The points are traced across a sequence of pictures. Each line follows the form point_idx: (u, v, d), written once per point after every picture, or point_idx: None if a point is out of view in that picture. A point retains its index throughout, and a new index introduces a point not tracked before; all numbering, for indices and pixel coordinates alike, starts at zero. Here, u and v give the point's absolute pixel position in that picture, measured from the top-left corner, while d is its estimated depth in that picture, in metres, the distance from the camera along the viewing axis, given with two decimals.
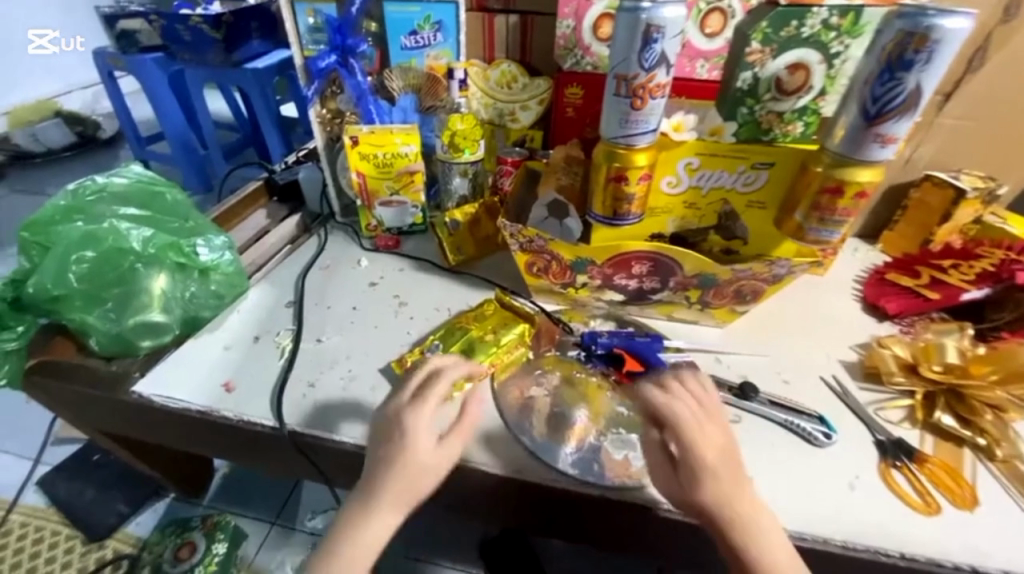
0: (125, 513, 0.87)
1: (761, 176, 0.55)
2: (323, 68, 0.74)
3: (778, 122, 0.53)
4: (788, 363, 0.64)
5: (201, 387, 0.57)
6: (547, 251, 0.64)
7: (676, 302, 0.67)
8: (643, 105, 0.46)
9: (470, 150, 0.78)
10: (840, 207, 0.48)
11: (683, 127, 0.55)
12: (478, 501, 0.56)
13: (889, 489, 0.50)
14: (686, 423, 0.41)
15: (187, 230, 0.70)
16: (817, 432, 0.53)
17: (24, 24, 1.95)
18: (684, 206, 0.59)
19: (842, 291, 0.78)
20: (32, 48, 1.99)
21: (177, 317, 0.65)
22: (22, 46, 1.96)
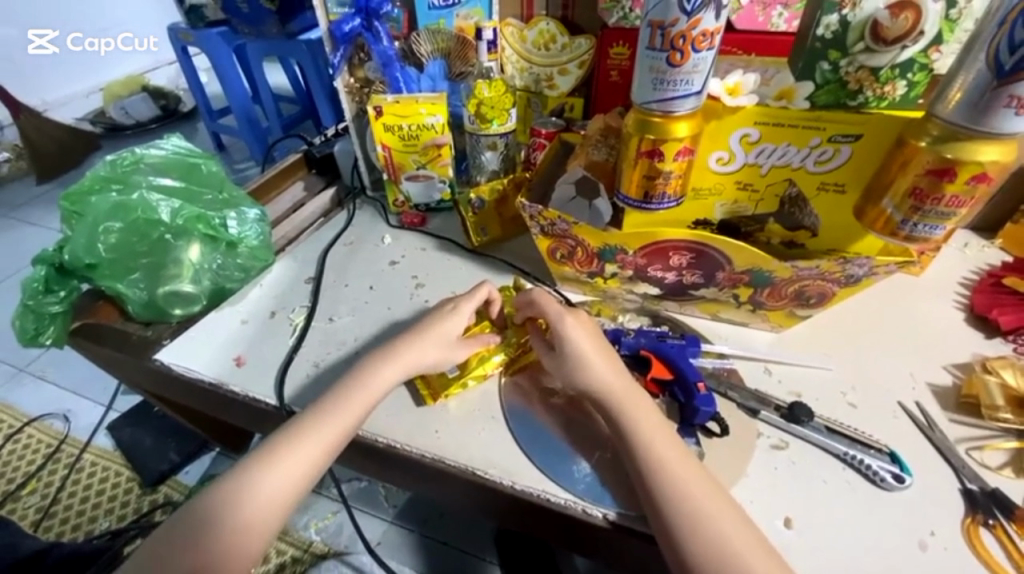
0: (175, 462, 0.95)
1: (842, 152, 0.43)
2: (348, 33, 0.71)
3: (871, 81, 0.41)
4: (857, 382, 0.53)
5: (215, 359, 0.58)
6: (572, 235, 0.57)
7: (722, 300, 0.58)
8: (683, 60, 0.37)
9: (498, 121, 0.72)
10: (947, 195, 0.36)
11: (743, 89, 0.43)
12: (477, 503, 0.53)
13: (973, 554, 0.40)
14: (594, 357, 0.47)
15: (220, 202, 0.71)
16: (885, 473, 0.43)
17: (23, 24, 1.80)
18: (737, 187, 0.49)
19: (942, 296, 0.64)
20: (31, 48, 1.87)
21: (206, 288, 0.67)
22: (20, 46, 1.83)
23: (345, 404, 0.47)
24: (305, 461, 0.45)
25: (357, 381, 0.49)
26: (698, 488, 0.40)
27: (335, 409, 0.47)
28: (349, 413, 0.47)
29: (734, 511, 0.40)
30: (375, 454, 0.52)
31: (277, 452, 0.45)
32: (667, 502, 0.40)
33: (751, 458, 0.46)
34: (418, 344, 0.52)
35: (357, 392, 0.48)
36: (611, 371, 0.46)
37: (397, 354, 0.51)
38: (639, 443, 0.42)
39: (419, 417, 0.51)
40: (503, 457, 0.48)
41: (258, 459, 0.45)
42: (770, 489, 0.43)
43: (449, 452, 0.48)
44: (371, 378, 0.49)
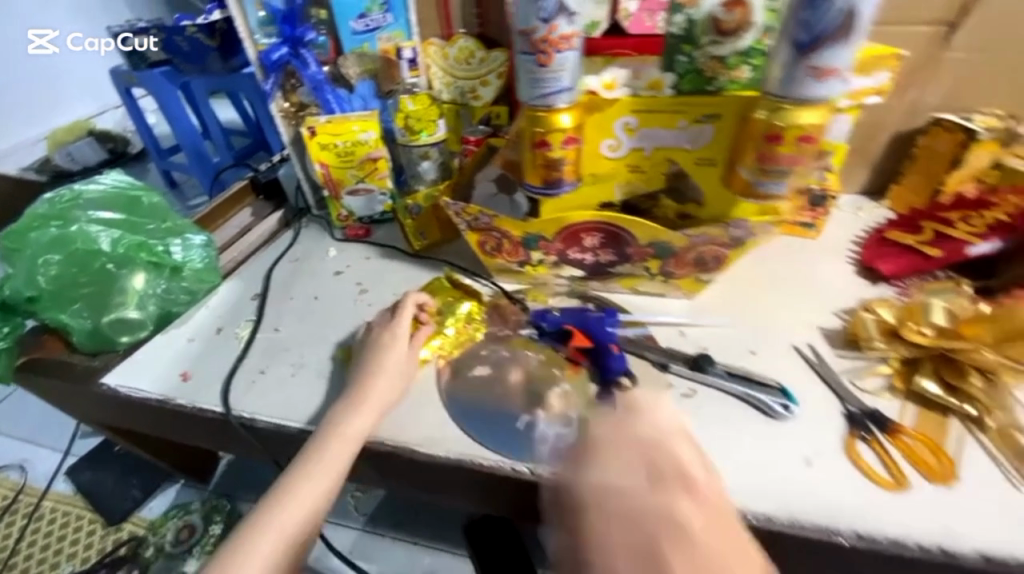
0: (138, 499, 0.94)
1: (706, 130, 0.50)
2: (276, 61, 0.75)
3: (722, 68, 0.48)
4: (758, 334, 0.59)
5: (161, 376, 0.59)
6: (496, 228, 0.62)
7: (637, 274, 0.64)
8: (549, 60, 0.43)
9: (427, 131, 0.77)
10: (783, 155, 0.43)
11: (616, 84, 0.50)
12: (425, 482, 0.56)
13: (852, 465, 0.45)
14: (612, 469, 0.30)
15: (163, 230, 0.74)
16: (776, 404, 0.49)
17: (22, 24, 1.71)
18: (629, 169, 0.55)
19: (835, 254, 0.72)
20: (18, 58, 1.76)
21: (152, 314, 0.68)
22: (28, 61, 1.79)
23: (339, 442, 0.50)
24: (323, 485, 0.48)
25: (356, 400, 0.52)
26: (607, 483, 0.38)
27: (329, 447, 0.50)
28: (345, 450, 0.50)
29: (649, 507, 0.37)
30: None
31: (281, 499, 0.47)
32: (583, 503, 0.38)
33: None
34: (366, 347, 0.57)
35: (346, 428, 0.51)
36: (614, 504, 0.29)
37: (374, 380, 0.54)
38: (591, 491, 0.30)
39: None
40: (440, 432, 0.53)
41: (265, 509, 0.47)
42: None
43: (391, 434, 0.53)
44: (357, 410, 0.52)
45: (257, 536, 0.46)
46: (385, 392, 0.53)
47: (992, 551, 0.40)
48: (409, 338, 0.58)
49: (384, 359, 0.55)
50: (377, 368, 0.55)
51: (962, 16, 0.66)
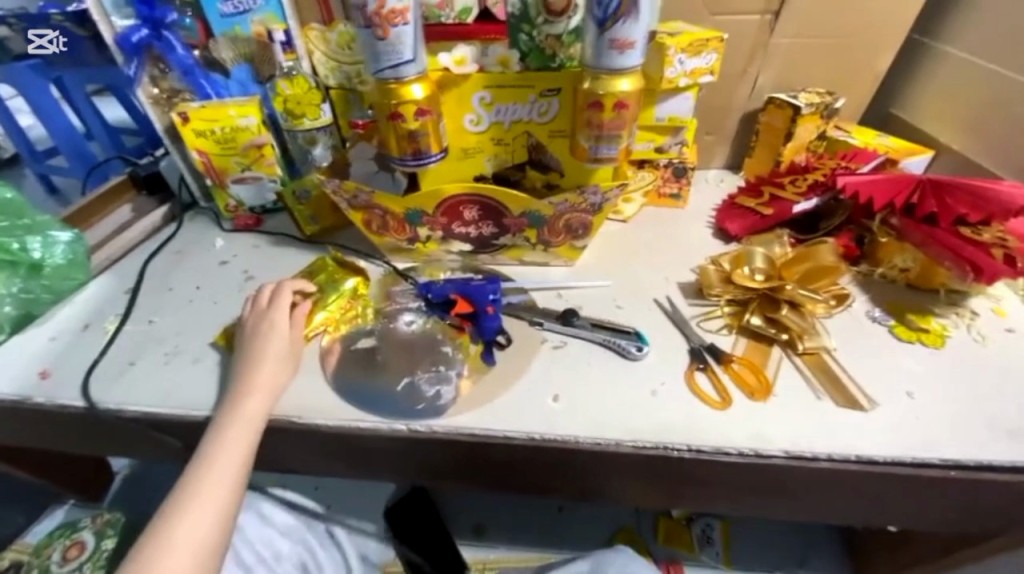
0: (20, 526, 0.87)
1: (553, 104, 0.55)
2: (136, 44, 0.72)
3: (560, 46, 0.53)
4: (626, 290, 0.66)
5: (17, 377, 0.56)
6: (376, 204, 0.64)
7: (519, 245, 0.68)
8: (385, 34, 0.45)
9: (310, 115, 0.76)
10: (606, 121, 0.48)
11: (467, 61, 0.54)
12: (311, 457, 0.57)
13: (689, 390, 0.52)
14: None
15: (18, 227, 0.67)
16: (631, 346, 0.55)
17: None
18: (493, 143, 0.59)
19: (698, 219, 0.80)
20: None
21: (8, 317, 0.64)
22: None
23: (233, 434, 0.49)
24: (227, 477, 0.48)
25: (242, 389, 0.52)
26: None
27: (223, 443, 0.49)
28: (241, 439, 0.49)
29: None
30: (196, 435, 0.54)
31: (185, 507, 0.46)
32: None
33: (534, 358, 0.55)
34: (250, 336, 0.55)
35: (236, 419, 0.50)
36: None
37: (258, 367, 0.53)
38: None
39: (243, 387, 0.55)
40: (323, 404, 0.54)
41: (172, 515, 0.46)
42: (546, 377, 0.53)
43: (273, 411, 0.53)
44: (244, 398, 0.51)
45: (166, 550, 0.44)
46: (273, 378, 0.53)
47: (795, 450, 0.48)
48: (286, 324, 0.56)
49: (264, 345, 0.54)
50: (259, 359, 0.53)
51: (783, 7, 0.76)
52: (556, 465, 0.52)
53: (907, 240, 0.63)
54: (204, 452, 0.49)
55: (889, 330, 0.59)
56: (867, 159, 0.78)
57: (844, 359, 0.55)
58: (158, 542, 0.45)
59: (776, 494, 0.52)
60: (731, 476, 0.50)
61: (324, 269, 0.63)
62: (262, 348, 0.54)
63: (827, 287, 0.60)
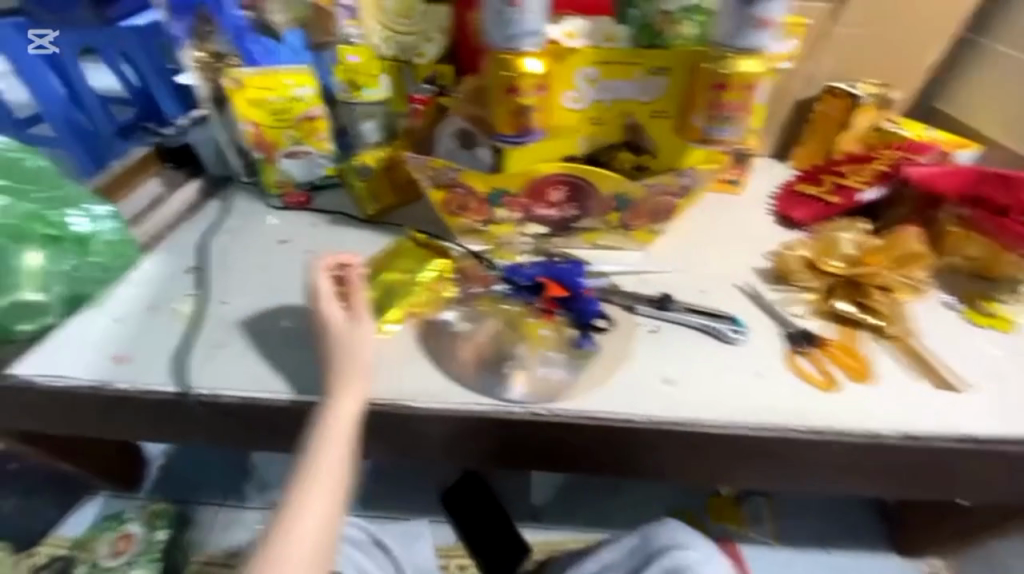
0: (53, 519, 0.83)
1: (659, 81, 0.53)
2: (189, 1, 0.68)
3: (668, 24, 0.52)
4: (705, 276, 0.66)
5: (91, 361, 0.53)
6: (460, 183, 0.62)
7: (597, 228, 0.67)
8: (519, 1, 0.44)
9: (371, 87, 0.75)
10: (730, 102, 0.48)
11: (576, 35, 0.52)
12: (401, 447, 0.55)
13: (794, 373, 0.55)
14: None
15: (58, 199, 0.62)
16: (729, 330, 0.57)
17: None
18: (591, 122, 0.57)
19: (756, 204, 0.81)
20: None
21: (59, 296, 0.59)
22: None
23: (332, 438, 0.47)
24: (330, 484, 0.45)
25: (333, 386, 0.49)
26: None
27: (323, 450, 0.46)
28: (342, 441, 0.47)
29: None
30: (289, 423, 0.52)
31: (291, 517, 0.44)
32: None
33: (636, 341, 0.56)
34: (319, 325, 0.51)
35: (332, 423, 0.47)
36: None
37: (342, 366, 0.49)
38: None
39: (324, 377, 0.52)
40: (432, 387, 0.53)
41: (279, 526, 0.43)
42: (653, 362, 0.54)
43: (382, 395, 0.52)
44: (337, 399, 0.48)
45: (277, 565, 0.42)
46: (361, 377, 0.49)
47: (906, 429, 0.51)
48: (338, 310, 0.51)
49: (337, 335, 0.50)
50: (340, 358, 0.50)
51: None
52: (665, 453, 0.52)
53: (975, 230, 0.66)
54: (304, 463, 0.46)
55: (962, 315, 0.61)
56: (923, 151, 0.78)
57: (930, 341, 0.59)
58: (266, 558, 0.42)
59: (870, 478, 0.54)
60: (837, 456, 0.52)
61: (393, 250, 0.62)
62: (338, 343, 0.50)
63: (914, 273, 0.62)
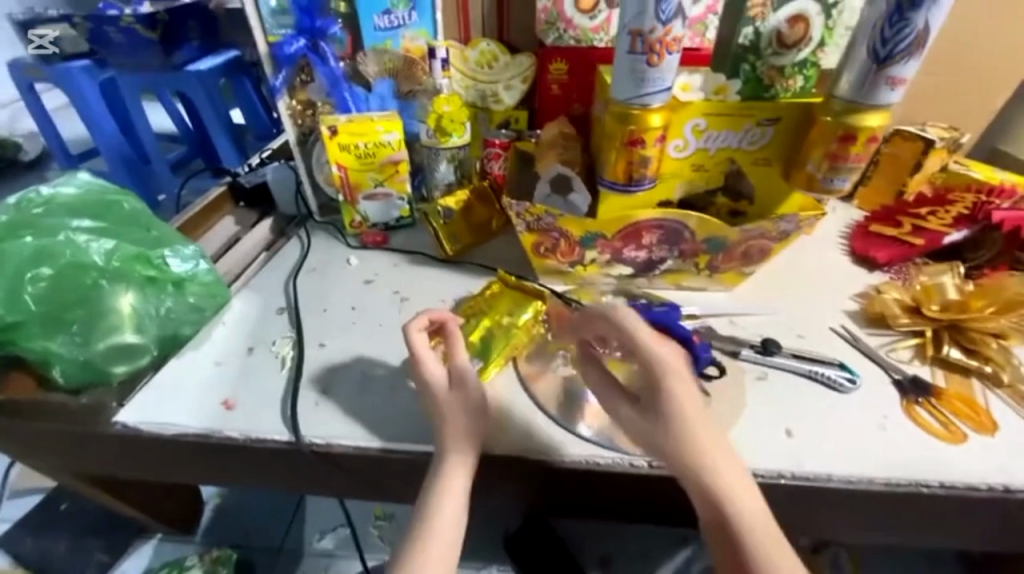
0: (105, 564, 0.80)
1: (767, 131, 0.55)
2: (292, 54, 0.70)
3: (779, 78, 0.53)
4: (799, 318, 0.64)
5: (197, 408, 0.51)
6: (556, 228, 0.61)
7: (685, 270, 0.66)
8: (660, 60, 0.45)
9: (457, 134, 0.74)
10: (853, 154, 0.51)
11: (691, 87, 0.54)
12: (505, 493, 0.54)
13: (913, 423, 0.52)
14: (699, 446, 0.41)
15: (153, 240, 0.63)
16: (841, 378, 0.54)
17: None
18: (692, 168, 0.59)
19: (828, 247, 0.77)
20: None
21: (154, 337, 0.58)
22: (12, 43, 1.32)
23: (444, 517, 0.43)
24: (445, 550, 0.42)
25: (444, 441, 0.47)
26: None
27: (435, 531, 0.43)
28: (453, 520, 0.43)
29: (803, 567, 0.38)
30: (399, 470, 0.51)
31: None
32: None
33: (747, 390, 0.55)
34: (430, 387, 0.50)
35: (442, 502, 0.44)
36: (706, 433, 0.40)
37: (455, 435, 0.47)
38: (673, 417, 0.40)
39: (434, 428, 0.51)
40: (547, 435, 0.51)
41: None
42: (770, 410, 0.53)
43: (496, 443, 0.50)
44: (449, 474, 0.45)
45: None
46: (474, 447, 0.47)
47: None
48: (440, 368, 0.50)
49: (444, 387, 0.49)
50: (452, 425, 0.47)
51: (942, 34, 0.74)
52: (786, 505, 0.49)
53: None
54: (417, 526, 0.44)
55: None
56: (1006, 194, 0.72)
57: None
58: None
59: (986, 532, 0.52)
60: (973, 513, 0.49)
61: (479, 300, 0.63)
62: (446, 409, 0.48)
63: None
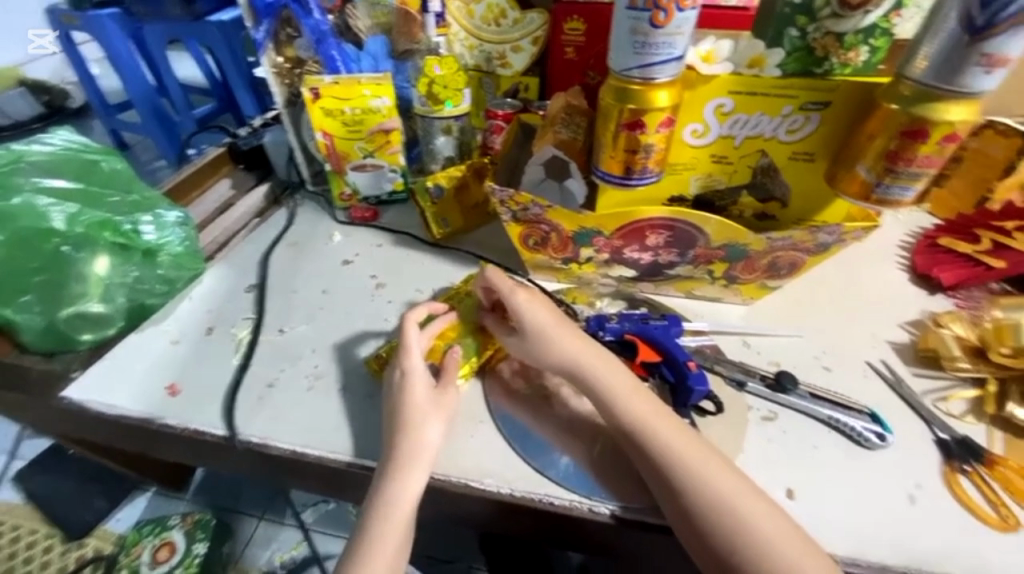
0: (102, 511, 0.86)
1: (812, 119, 0.44)
2: (271, 4, 0.62)
3: (837, 48, 0.41)
4: (830, 346, 0.54)
5: (142, 391, 0.51)
6: (545, 220, 0.53)
7: (697, 278, 0.57)
8: (666, 20, 0.36)
9: (452, 102, 0.65)
10: (920, 155, 0.39)
11: (716, 57, 0.43)
12: (457, 512, 0.50)
13: (955, 500, 0.42)
14: (649, 427, 0.42)
15: (131, 204, 0.60)
16: (869, 433, 0.45)
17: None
18: (712, 160, 0.48)
19: (886, 260, 0.65)
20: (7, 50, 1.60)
21: (122, 307, 0.57)
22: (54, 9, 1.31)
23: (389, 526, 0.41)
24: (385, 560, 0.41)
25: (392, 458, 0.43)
26: (742, 496, 0.39)
27: (373, 544, 0.41)
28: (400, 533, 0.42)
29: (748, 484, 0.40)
30: (340, 476, 0.48)
31: None
32: (708, 518, 0.39)
33: (746, 433, 0.46)
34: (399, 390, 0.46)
35: (387, 515, 0.42)
36: (641, 406, 0.43)
37: (406, 450, 0.43)
38: (607, 397, 0.44)
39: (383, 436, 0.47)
40: (499, 462, 0.45)
41: None
42: (768, 461, 0.44)
43: (440, 466, 0.45)
44: (394, 492, 0.42)
45: None
46: (421, 473, 0.43)
47: None
48: (423, 368, 0.47)
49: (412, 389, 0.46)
50: (404, 440, 0.43)
51: None
52: None
53: None
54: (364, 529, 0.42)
55: None
56: None
57: None
58: None
59: None
60: None
61: (462, 292, 0.56)
62: (408, 417, 0.44)
63: None
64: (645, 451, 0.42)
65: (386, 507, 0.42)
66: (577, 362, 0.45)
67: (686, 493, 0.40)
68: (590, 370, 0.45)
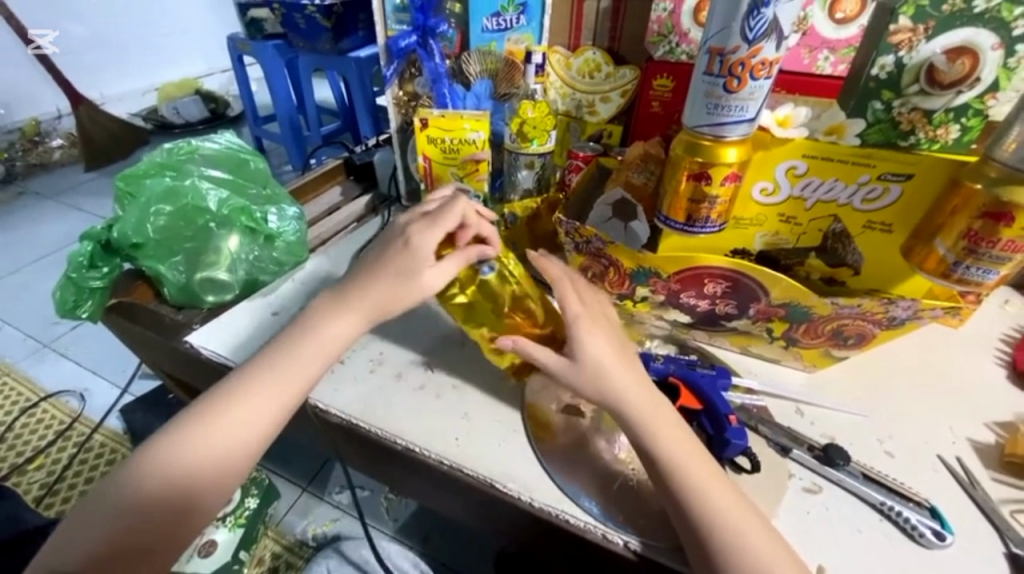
0: None
1: (891, 190, 0.45)
2: (403, 48, 0.74)
3: (923, 123, 0.43)
4: (897, 431, 0.50)
5: (243, 348, 0.61)
6: (605, 255, 0.55)
7: (754, 334, 0.56)
8: (740, 86, 0.39)
9: (539, 140, 0.73)
10: (1003, 239, 0.39)
11: (792, 121, 0.45)
12: (478, 515, 0.52)
13: None
14: (680, 468, 0.42)
15: (263, 197, 0.74)
16: (925, 528, 0.41)
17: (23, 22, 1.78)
18: (780, 219, 0.50)
19: (979, 351, 0.59)
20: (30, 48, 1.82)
21: (240, 278, 0.68)
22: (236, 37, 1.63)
23: (253, 423, 0.45)
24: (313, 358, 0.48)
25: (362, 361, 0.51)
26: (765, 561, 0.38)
27: (313, 340, 0.49)
28: (287, 387, 0.47)
29: (779, 552, 0.39)
30: (380, 453, 0.53)
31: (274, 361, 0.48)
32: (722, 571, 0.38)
33: (781, 500, 0.44)
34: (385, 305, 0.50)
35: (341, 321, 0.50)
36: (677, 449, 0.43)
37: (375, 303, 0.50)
38: (644, 436, 0.44)
39: (426, 424, 0.51)
40: (524, 472, 0.47)
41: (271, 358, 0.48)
42: (804, 532, 0.42)
43: (468, 461, 0.48)
44: (299, 347, 0.49)
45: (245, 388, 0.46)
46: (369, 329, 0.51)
47: None
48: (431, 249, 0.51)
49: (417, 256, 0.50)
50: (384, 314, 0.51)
51: None
52: None
53: None
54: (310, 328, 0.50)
55: None
56: None
57: None
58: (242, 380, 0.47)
59: None
60: None
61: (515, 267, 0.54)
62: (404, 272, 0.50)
63: None
64: (673, 495, 0.41)
65: (288, 354, 0.48)
66: (621, 397, 0.45)
67: (709, 544, 0.39)
68: (636, 410, 0.45)
